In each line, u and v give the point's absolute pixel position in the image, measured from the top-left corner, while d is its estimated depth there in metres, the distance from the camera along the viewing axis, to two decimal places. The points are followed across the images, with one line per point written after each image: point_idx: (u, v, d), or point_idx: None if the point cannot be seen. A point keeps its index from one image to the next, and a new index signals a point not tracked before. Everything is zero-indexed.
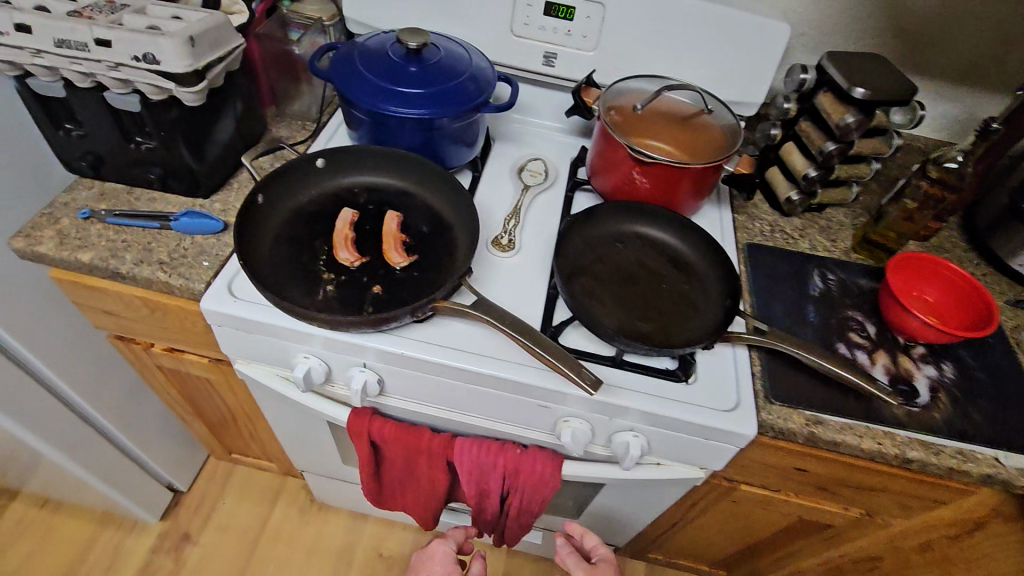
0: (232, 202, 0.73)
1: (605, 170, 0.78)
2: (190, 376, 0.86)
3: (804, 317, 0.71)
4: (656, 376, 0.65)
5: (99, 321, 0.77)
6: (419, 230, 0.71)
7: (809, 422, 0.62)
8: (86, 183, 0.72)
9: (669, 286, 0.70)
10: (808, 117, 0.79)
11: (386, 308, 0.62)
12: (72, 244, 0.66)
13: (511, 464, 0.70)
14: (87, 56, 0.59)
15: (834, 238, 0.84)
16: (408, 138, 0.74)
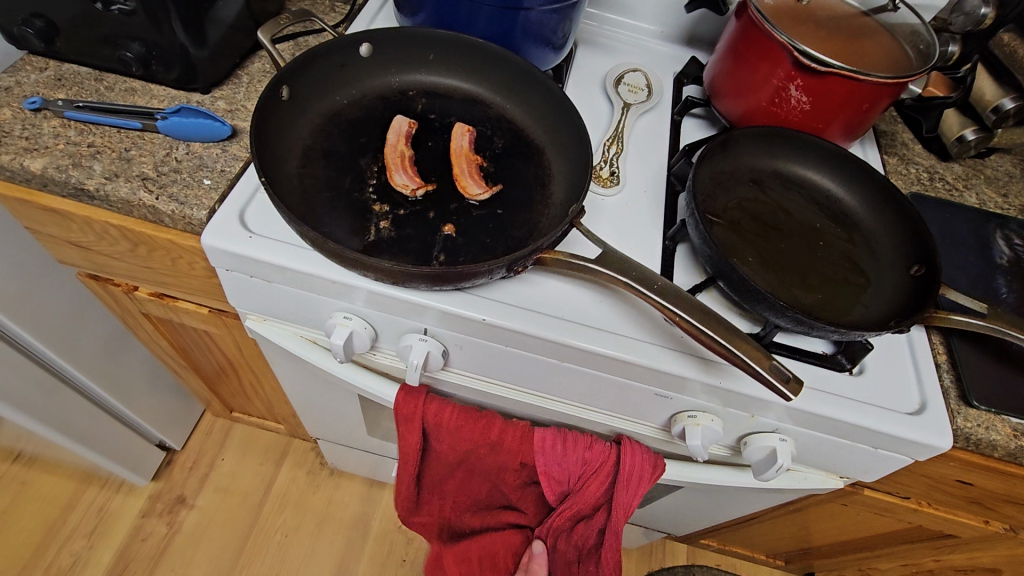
0: (240, 101, 0.53)
1: (741, 85, 0.58)
2: (185, 327, 0.69)
3: (995, 293, 0.54)
4: (813, 363, 0.49)
5: (64, 254, 0.58)
6: (498, 152, 0.52)
7: (1019, 434, 0.47)
8: (36, 62, 0.52)
9: (828, 245, 0.53)
10: (1013, 28, 0.59)
11: (466, 258, 0.44)
12: (15, 145, 0.47)
13: (605, 463, 0.54)
14: None
15: (1004, 192, 0.65)
16: (486, 21, 0.54)
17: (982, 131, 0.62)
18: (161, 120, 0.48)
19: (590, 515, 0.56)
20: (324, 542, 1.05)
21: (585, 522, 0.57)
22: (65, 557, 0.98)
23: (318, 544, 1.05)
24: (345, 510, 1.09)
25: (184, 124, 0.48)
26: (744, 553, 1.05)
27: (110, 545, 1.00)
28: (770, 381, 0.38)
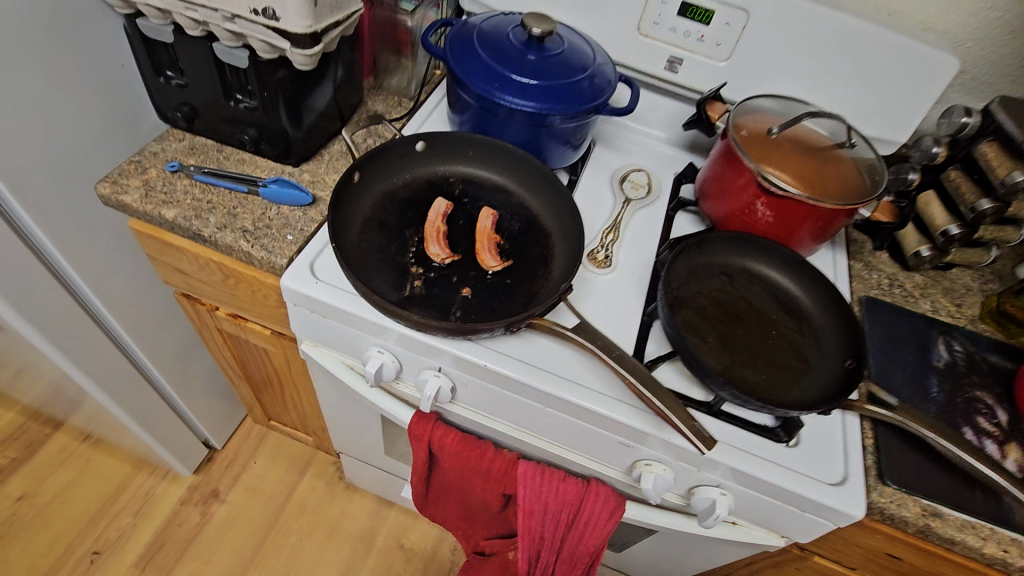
0: (321, 174, 0.69)
1: (721, 193, 0.71)
2: (248, 343, 0.84)
3: (927, 391, 0.63)
4: (752, 431, 0.58)
5: (169, 277, 0.74)
6: (514, 232, 0.65)
7: (927, 514, 0.55)
8: (176, 134, 0.69)
9: (779, 334, 0.63)
10: (959, 167, 0.70)
11: (477, 316, 0.57)
12: (158, 197, 0.62)
13: (575, 497, 0.63)
14: (203, 3, 0.53)
15: (958, 303, 0.75)
16: (515, 131, 0.69)
17: (935, 249, 0.72)
18: (264, 189, 0.64)
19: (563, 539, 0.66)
20: (333, 549, 1.16)
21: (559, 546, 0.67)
22: (112, 530, 1.12)
23: (327, 551, 1.15)
24: (354, 523, 1.19)
25: (281, 193, 0.64)
26: None
27: (150, 525, 1.13)
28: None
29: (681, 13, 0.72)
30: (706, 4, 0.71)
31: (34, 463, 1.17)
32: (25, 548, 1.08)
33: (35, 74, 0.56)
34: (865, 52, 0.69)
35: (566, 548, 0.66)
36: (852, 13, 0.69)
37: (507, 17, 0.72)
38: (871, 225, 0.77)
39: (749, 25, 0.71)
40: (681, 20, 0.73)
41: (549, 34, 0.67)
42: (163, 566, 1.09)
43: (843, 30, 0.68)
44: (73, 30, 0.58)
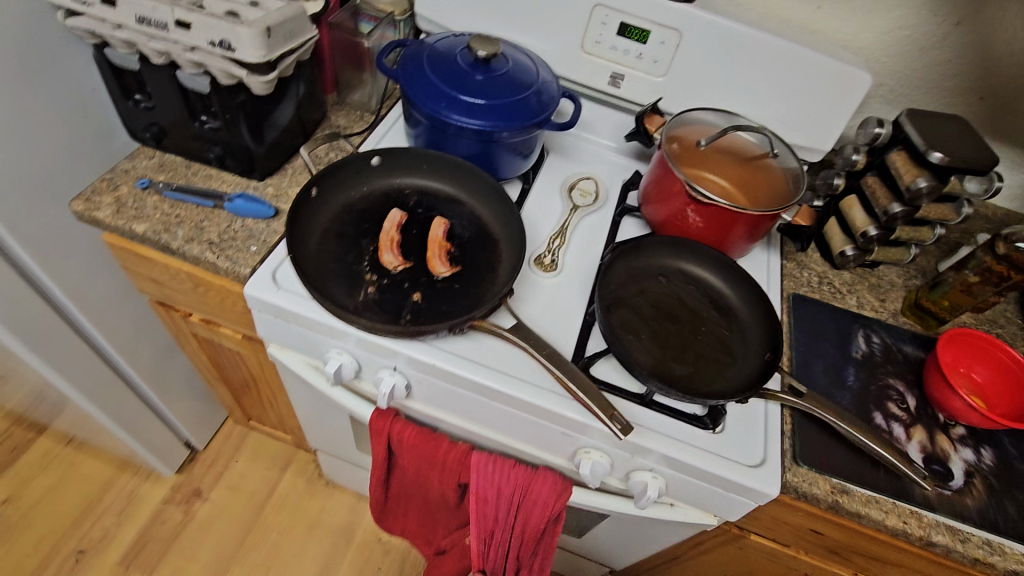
0: (285, 188, 0.74)
1: (658, 201, 0.77)
2: (223, 347, 0.88)
3: (844, 380, 0.69)
4: (680, 419, 0.64)
5: (144, 286, 0.79)
6: (464, 240, 0.70)
7: (835, 491, 0.61)
8: (147, 152, 0.73)
9: (708, 330, 0.69)
10: (875, 173, 0.75)
11: (426, 319, 0.62)
12: (129, 213, 0.67)
13: (523, 483, 0.68)
14: (165, 36, 0.57)
15: (882, 298, 0.81)
16: (466, 145, 0.74)
17: (859, 249, 0.78)
18: (229, 203, 0.68)
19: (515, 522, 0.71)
20: (313, 544, 1.20)
21: (511, 527, 0.71)
22: (96, 530, 1.16)
23: (307, 545, 1.20)
24: (334, 518, 1.24)
25: (245, 206, 0.68)
26: None
27: (134, 525, 1.17)
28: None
29: (620, 34, 0.78)
30: (643, 25, 0.76)
31: (20, 467, 1.20)
32: (12, 549, 1.12)
33: (9, 101, 0.60)
34: (789, 69, 0.75)
35: (519, 530, 0.71)
36: (776, 33, 0.75)
37: (458, 38, 0.76)
38: (793, 228, 0.81)
39: (682, 44, 0.76)
40: (620, 39, 0.78)
41: (493, 56, 0.72)
42: (147, 563, 1.13)
43: (768, 49, 0.74)
44: (44, 58, 0.62)
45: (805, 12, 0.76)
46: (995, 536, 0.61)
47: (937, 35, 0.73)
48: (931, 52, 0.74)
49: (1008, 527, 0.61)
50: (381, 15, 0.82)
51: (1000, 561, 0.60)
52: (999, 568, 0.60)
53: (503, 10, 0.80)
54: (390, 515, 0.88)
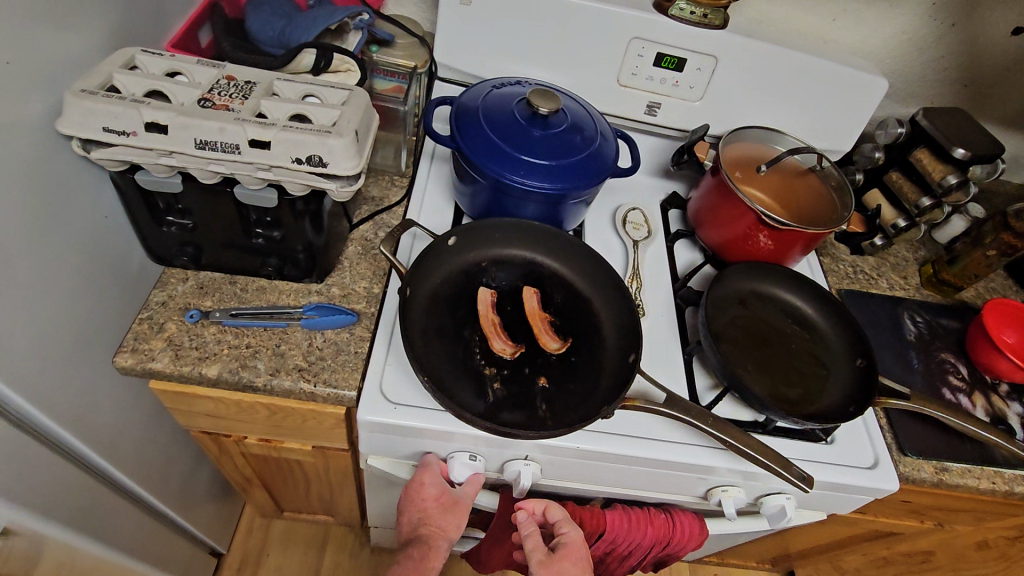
0: (349, 284, 0.66)
1: (716, 225, 0.78)
2: (278, 459, 0.79)
3: (910, 364, 0.77)
4: (801, 439, 0.68)
5: (191, 421, 0.68)
6: (560, 306, 0.68)
7: (938, 470, 0.68)
8: (177, 274, 0.62)
9: (798, 347, 0.72)
10: (898, 168, 0.83)
11: (561, 405, 0.60)
12: (191, 355, 0.57)
13: (662, 533, 0.70)
14: (235, 158, 0.49)
15: (904, 275, 0.89)
16: (532, 206, 0.70)
17: (886, 238, 0.84)
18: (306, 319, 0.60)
19: (640, 560, 0.74)
20: None
21: (635, 564, 0.74)
22: None
23: None
24: None
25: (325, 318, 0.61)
26: (736, 562, 1.27)
27: None
28: (796, 482, 0.56)
29: (655, 64, 0.77)
30: (678, 53, 0.76)
31: None
32: None
33: (28, 261, 0.48)
34: (816, 82, 0.78)
35: (642, 564, 0.75)
36: (799, 47, 0.78)
37: (501, 89, 0.72)
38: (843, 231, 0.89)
39: (718, 69, 0.77)
40: (656, 69, 0.77)
41: (553, 110, 0.69)
42: None
43: (797, 65, 0.77)
44: (56, 197, 0.50)
45: (820, 24, 0.79)
46: None
47: (935, 35, 0.80)
48: (926, 52, 0.81)
49: None
50: (400, 70, 0.73)
51: None
52: None
53: (532, 52, 0.76)
54: (473, 556, 0.86)
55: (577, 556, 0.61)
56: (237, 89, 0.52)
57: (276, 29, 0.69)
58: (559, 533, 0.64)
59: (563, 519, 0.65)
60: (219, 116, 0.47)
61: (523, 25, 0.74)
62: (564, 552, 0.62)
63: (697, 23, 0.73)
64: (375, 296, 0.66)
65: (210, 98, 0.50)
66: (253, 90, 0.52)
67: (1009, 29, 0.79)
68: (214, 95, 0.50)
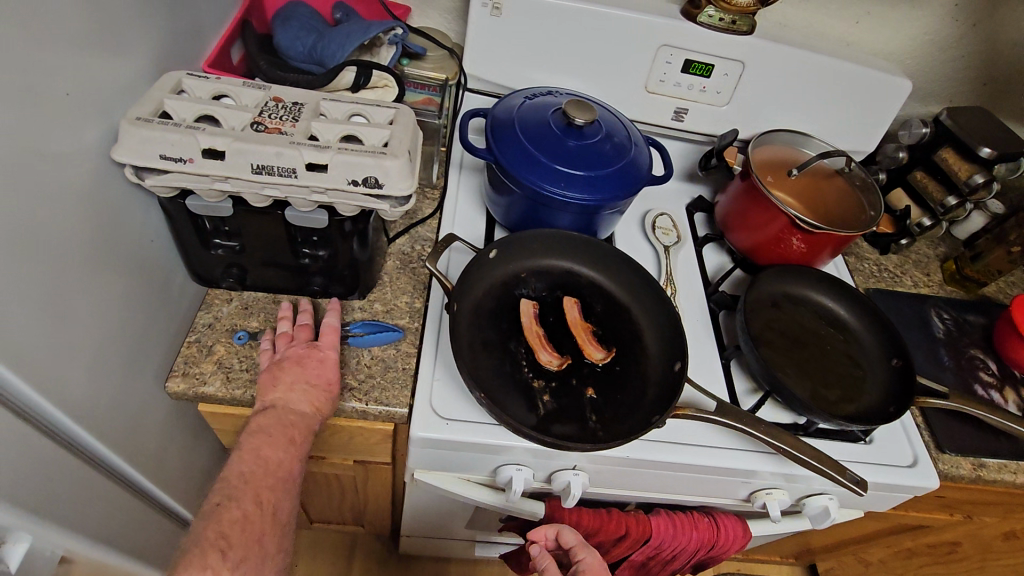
0: (391, 300, 0.66)
1: (746, 229, 0.79)
2: (317, 473, 0.80)
3: (941, 361, 0.78)
4: (841, 440, 0.69)
5: (235, 440, 0.68)
6: (601, 316, 0.68)
7: (976, 467, 0.69)
8: (221, 294, 0.62)
9: (833, 348, 0.73)
10: (922, 167, 0.84)
11: (611, 416, 0.60)
12: (242, 378, 0.57)
13: (707, 535, 0.70)
14: (291, 182, 0.48)
15: (927, 272, 0.91)
16: (568, 216, 0.70)
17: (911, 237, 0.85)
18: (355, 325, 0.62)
19: (683, 563, 0.74)
20: None
21: (676, 567, 0.75)
22: None
23: None
24: None
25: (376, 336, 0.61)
26: (760, 557, 1.28)
27: None
28: (851, 487, 0.56)
29: (683, 70, 0.77)
30: (706, 60, 0.76)
31: None
32: None
33: (84, 291, 0.47)
34: (840, 84, 0.79)
35: (684, 567, 0.75)
36: (824, 50, 0.79)
37: (534, 99, 0.72)
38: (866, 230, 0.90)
39: (745, 74, 0.77)
40: (684, 76, 0.78)
41: (588, 121, 0.69)
42: None
43: (823, 68, 0.77)
44: (109, 224, 0.49)
45: (842, 27, 0.80)
46: None
47: (956, 36, 0.81)
48: (946, 52, 0.82)
49: None
50: (432, 83, 0.73)
51: None
52: None
53: (561, 61, 0.76)
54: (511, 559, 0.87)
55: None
56: (287, 111, 0.51)
57: (307, 44, 0.69)
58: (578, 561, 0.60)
59: (580, 545, 0.62)
60: (275, 141, 0.47)
61: (552, 35, 0.74)
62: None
63: (725, 29, 0.74)
64: (417, 310, 0.66)
65: (262, 121, 0.50)
66: (303, 111, 0.52)
67: None
68: (266, 118, 0.50)
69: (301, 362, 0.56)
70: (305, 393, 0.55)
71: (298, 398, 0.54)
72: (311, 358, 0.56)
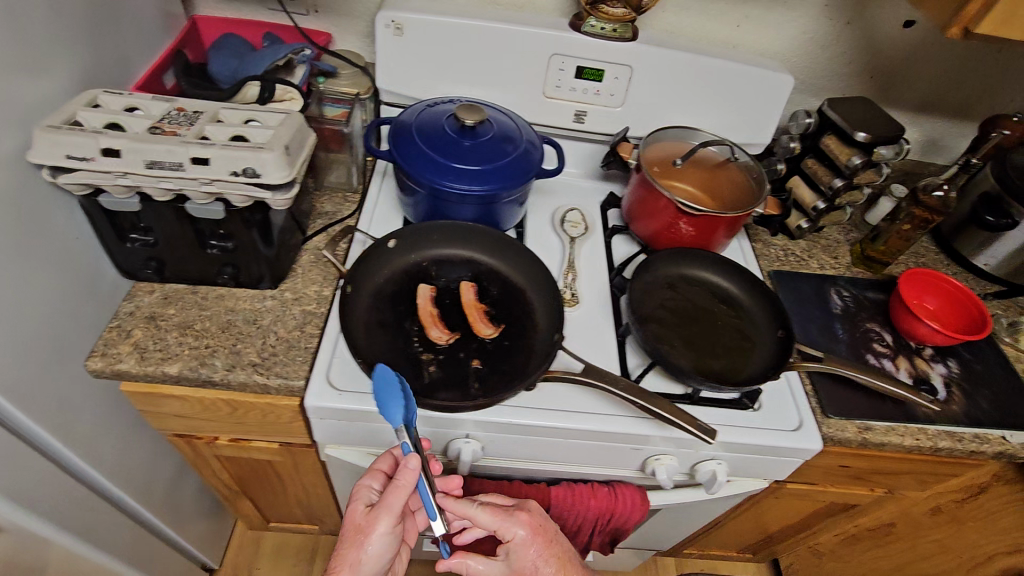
0: (301, 289, 0.73)
1: (645, 217, 0.84)
2: (252, 460, 0.85)
3: (835, 334, 0.82)
4: (728, 407, 0.72)
5: (164, 424, 0.75)
6: (494, 297, 0.74)
7: (861, 430, 0.72)
8: (145, 287, 0.69)
9: (724, 323, 0.78)
10: (813, 155, 0.89)
11: (492, 383, 0.65)
12: (155, 356, 0.64)
13: (604, 504, 0.75)
14: (181, 175, 0.56)
15: (835, 255, 0.95)
16: (467, 209, 0.77)
17: (810, 221, 0.91)
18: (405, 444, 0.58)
19: (591, 533, 0.78)
20: None
21: (587, 536, 0.79)
22: None
23: None
24: None
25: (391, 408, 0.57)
26: (718, 552, 1.30)
27: None
28: (700, 435, 0.61)
29: (576, 76, 0.85)
30: (596, 65, 0.83)
31: None
32: None
33: (10, 277, 0.55)
34: (725, 82, 0.85)
35: (595, 537, 0.80)
36: (708, 52, 0.86)
37: (434, 107, 0.80)
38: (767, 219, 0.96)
39: (634, 76, 0.84)
40: (578, 81, 0.85)
41: (479, 121, 0.76)
42: None
43: (705, 66, 0.84)
44: (32, 221, 0.57)
45: (726, 31, 0.87)
46: (980, 428, 0.75)
47: (833, 33, 0.87)
48: (828, 48, 0.89)
49: (986, 417, 0.76)
50: (345, 97, 0.81)
51: (990, 447, 0.74)
52: (989, 452, 0.74)
53: (463, 73, 0.84)
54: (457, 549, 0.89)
55: (536, 546, 0.63)
56: (186, 118, 0.59)
57: (231, 67, 0.79)
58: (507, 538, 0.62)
59: (502, 522, 0.62)
60: (165, 140, 0.55)
61: (453, 50, 0.82)
62: (523, 551, 0.62)
63: (608, 37, 0.81)
64: (325, 297, 0.72)
65: (160, 126, 0.58)
66: (199, 117, 0.60)
67: (900, 23, 0.86)
68: (164, 123, 0.58)
69: (386, 502, 0.58)
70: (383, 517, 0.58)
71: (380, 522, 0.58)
72: (396, 485, 0.57)
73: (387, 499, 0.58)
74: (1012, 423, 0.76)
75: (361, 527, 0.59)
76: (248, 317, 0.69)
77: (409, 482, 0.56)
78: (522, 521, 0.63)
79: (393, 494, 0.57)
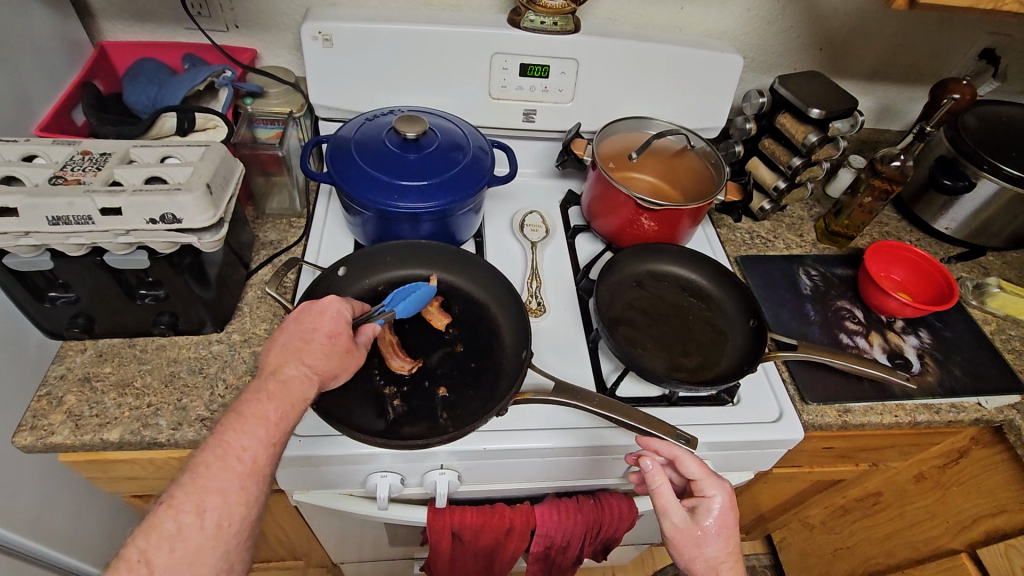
0: (250, 329, 0.68)
1: (606, 214, 0.81)
2: None
3: (807, 316, 0.81)
4: (707, 405, 0.70)
5: (116, 488, 0.69)
6: (456, 317, 0.70)
7: (841, 413, 0.71)
8: (75, 346, 0.63)
9: (695, 317, 0.76)
10: (769, 134, 0.88)
11: (461, 412, 0.62)
12: (91, 423, 0.58)
13: (591, 517, 0.72)
14: (91, 228, 0.52)
15: (800, 233, 0.93)
16: (419, 227, 0.73)
17: (772, 202, 0.90)
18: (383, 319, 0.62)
19: (582, 547, 0.76)
20: None
21: (578, 551, 0.76)
22: None
23: None
24: None
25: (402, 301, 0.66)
26: None
27: None
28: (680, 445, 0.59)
29: (522, 74, 0.81)
30: (540, 61, 0.80)
31: None
32: None
33: None
34: (674, 68, 0.82)
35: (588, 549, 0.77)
36: (656, 37, 0.82)
37: (374, 120, 0.75)
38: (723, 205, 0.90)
39: (582, 69, 0.81)
40: (524, 79, 0.81)
41: (422, 133, 0.72)
42: None
43: (654, 52, 0.81)
44: None
45: (671, 14, 0.85)
46: (957, 397, 0.75)
47: (779, 8, 0.85)
48: (775, 23, 0.87)
49: (961, 386, 0.75)
50: (278, 117, 0.77)
51: (966, 415, 0.74)
52: (967, 420, 0.74)
53: (402, 80, 0.79)
54: None
55: (724, 518, 0.57)
56: (92, 162, 0.54)
57: (150, 96, 0.72)
58: (702, 495, 0.58)
59: (705, 477, 0.57)
60: (65, 192, 0.50)
61: (388, 58, 0.77)
62: (707, 513, 0.57)
63: (551, 31, 0.77)
64: None
65: (61, 173, 0.52)
66: (105, 160, 0.55)
67: None
68: (66, 170, 0.53)
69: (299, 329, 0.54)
70: (297, 360, 0.52)
71: (292, 363, 0.52)
72: (308, 314, 0.55)
73: (289, 331, 0.54)
74: (988, 388, 0.76)
75: (267, 366, 0.52)
76: (193, 366, 0.64)
77: (328, 301, 0.57)
78: (725, 487, 0.57)
79: (312, 319, 0.55)
